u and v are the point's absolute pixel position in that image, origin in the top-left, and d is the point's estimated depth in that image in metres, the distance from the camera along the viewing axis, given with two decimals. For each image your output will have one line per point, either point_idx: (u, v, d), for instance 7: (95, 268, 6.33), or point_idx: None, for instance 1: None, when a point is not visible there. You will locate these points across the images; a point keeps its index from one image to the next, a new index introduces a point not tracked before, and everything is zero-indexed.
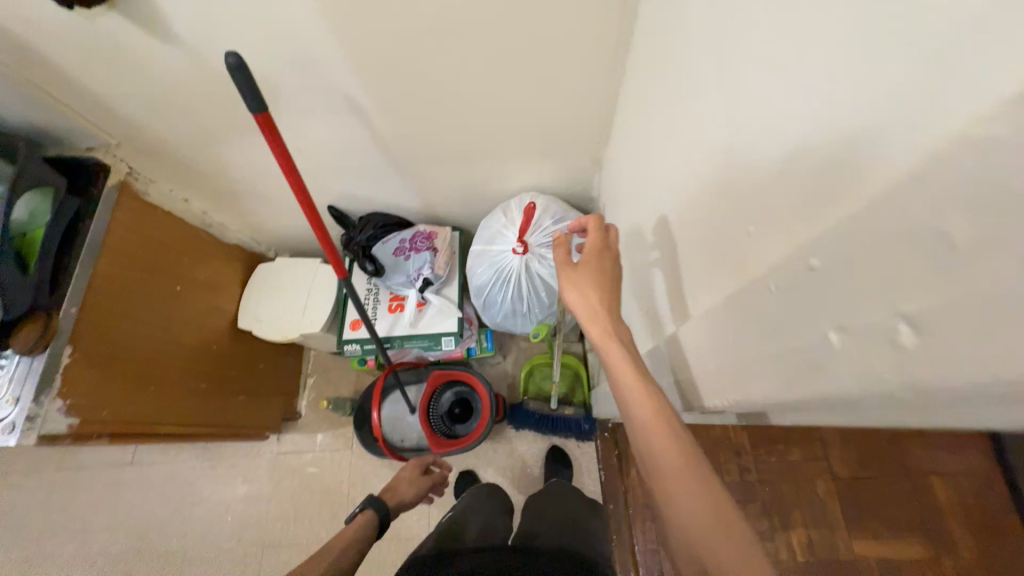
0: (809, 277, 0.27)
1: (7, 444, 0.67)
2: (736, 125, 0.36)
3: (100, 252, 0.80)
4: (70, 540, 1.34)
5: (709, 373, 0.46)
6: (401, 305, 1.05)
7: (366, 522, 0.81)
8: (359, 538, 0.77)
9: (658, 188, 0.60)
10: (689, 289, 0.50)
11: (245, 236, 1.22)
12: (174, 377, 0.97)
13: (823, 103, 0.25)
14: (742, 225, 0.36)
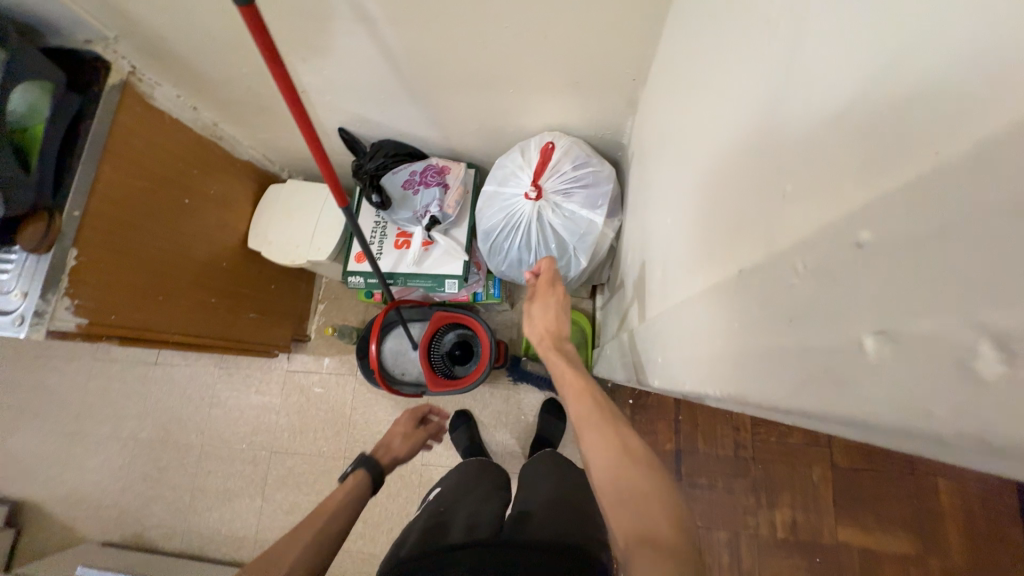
0: (853, 257, 0.22)
1: (18, 336, 0.70)
2: (798, 56, 0.29)
3: (103, 155, 0.78)
4: (107, 421, 1.49)
5: (701, 355, 0.41)
6: (407, 242, 1.01)
7: (362, 483, 0.86)
8: (354, 500, 0.81)
9: (690, 138, 0.52)
10: (701, 255, 0.44)
11: (258, 153, 1.18)
12: (185, 289, 0.99)
13: (933, 29, 0.18)
14: (778, 184, 0.30)
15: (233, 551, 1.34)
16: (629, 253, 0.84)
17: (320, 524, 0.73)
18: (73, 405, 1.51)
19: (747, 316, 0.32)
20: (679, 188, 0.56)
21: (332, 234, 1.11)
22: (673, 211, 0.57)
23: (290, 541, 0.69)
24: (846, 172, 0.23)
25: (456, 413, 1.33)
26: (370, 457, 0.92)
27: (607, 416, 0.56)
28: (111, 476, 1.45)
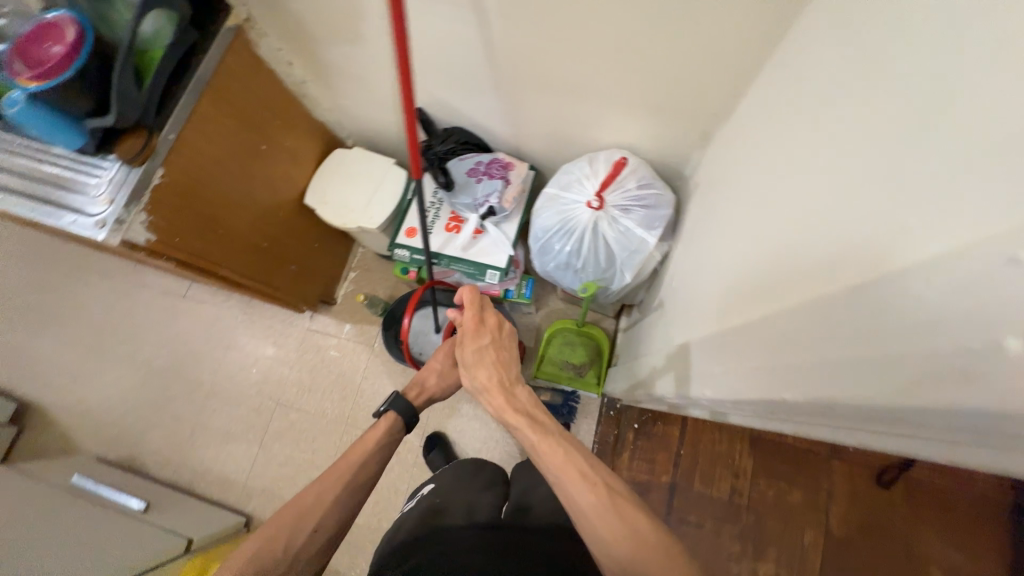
0: (1010, 272, 0.24)
1: (96, 237, 0.75)
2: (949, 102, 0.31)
3: (205, 88, 0.83)
4: (128, 342, 1.53)
5: (788, 367, 0.43)
6: (458, 227, 1.04)
7: (390, 428, 0.92)
8: (380, 452, 0.91)
9: (782, 171, 0.55)
10: (788, 279, 0.46)
11: (334, 119, 1.22)
12: (240, 229, 1.03)
13: None
14: (906, 217, 0.32)
15: (220, 492, 1.36)
16: (677, 277, 0.85)
17: (349, 473, 0.85)
18: (99, 320, 1.56)
19: (856, 328, 0.35)
20: (769, 207, 0.56)
21: (385, 206, 1.15)
22: (752, 228, 0.57)
23: (321, 492, 0.81)
24: (997, 203, 0.25)
25: (429, 436, 1.34)
26: (403, 398, 0.96)
27: (579, 469, 0.71)
28: (120, 395, 1.49)
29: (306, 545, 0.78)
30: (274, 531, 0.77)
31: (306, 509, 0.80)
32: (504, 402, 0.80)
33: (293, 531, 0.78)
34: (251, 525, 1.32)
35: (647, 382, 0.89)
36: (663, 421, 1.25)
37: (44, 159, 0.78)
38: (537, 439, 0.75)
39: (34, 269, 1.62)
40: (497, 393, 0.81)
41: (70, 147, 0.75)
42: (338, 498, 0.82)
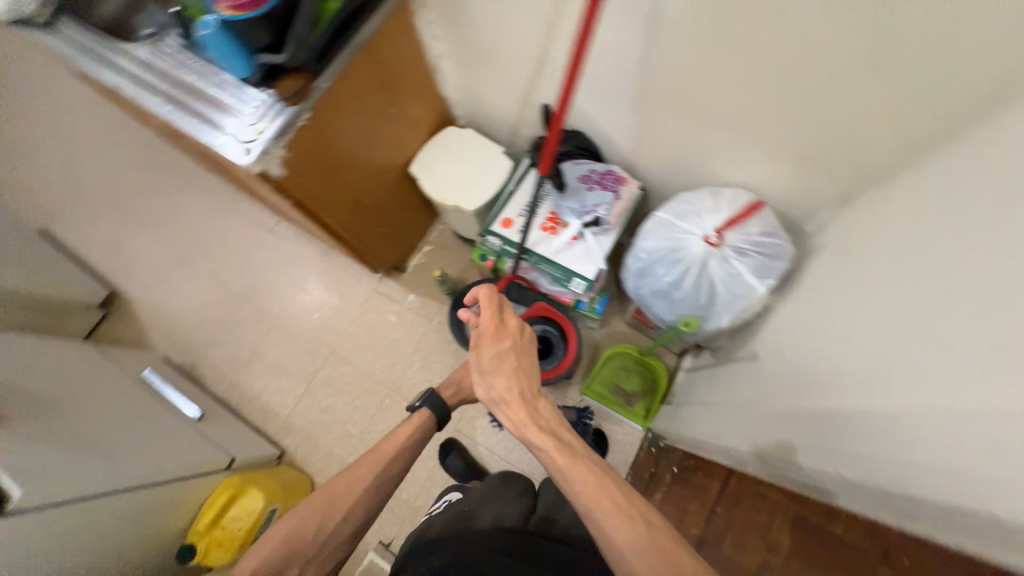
0: None
1: (241, 162, 0.80)
2: None
3: (362, 45, 0.87)
4: (212, 260, 1.64)
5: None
6: (556, 228, 1.03)
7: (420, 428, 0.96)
8: (408, 451, 0.95)
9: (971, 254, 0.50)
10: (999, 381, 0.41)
11: (456, 98, 1.24)
12: (351, 182, 1.06)
13: None
14: None
15: (262, 420, 1.43)
16: (790, 337, 0.81)
17: (376, 472, 0.90)
18: (195, 234, 1.68)
19: None
20: (955, 293, 0.50)
21: (485, 192, 1.16)
22: (939, 317, 0.51)
23: (350, 486, 0.88)
24: None
25: (444, 443, 1.34)
26: (435, 396, 1.00)
27: (608, 493, 0.69)
28: (196, 306, 1.60)
29: (332, 536, 0.86)
30: (303, 520, 0.85)
31: (336, 501, 0.88)
32: (526, 420, 0.76)
33: (323, 519, 0.86)
34: (283, 459, 1.39)
35: (743, 444, 0.84)
36: (704, 469, 1.16)
37: (211, 82, 0.85)
38: (562, 462, 0.72)
39: (152, 174, 1.77)
40: (518, 405, 0.77)
41: (240, 76, 0.81)
42: (367, 493, 0.89)
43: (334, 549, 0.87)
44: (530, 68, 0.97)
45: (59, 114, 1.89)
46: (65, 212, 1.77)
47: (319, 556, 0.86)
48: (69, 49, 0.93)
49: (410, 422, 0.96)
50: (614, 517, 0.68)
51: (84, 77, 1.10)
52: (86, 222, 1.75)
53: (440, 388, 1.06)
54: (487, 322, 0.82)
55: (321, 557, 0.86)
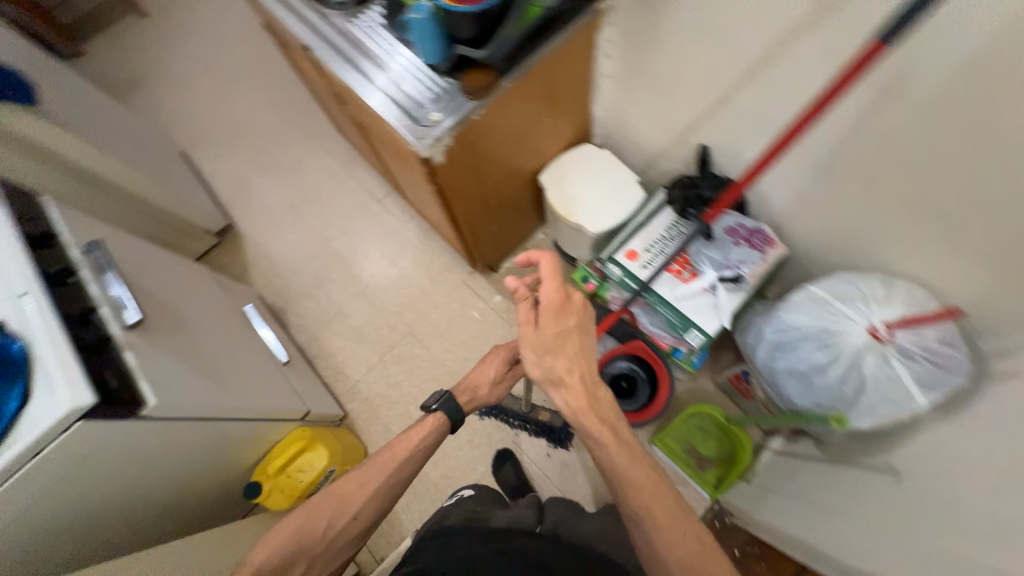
0: None
1: (412, 146, 0.82)
2: None
3: (549, 54, 0.86)
4: (320, 216, 1.73)
5: None
6: (686, 274, 0.98)
7: (433, 431, 1.03)
8: (414, 459, 1.01)
9: None
10: None
11: (602, 118, 1.22)
12: (487, 179, 1.05)
13: None
14: None
15: (331, 379, 1.48)
16: (941, 463, 0.73)
17: (387, 473, 0.97)
18: (311, 188, 1.78)
19: None
20: None
21: (611, 217, 1.12)
22: None
23: (357, 490, 0.95)
24: None
25: (499, 451, 1.33)
26: (449, 398, 1.05)
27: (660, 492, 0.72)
28: (296, 255, 1.68)
29: (340, 533, 0.92)
30: (312, 519, 0.92)
31: (347, 500, 0.95)
32: (583, 408, 0.74)
33: (331, 519, 0.93)
34: (343, 422, 1.42)
35: (848, 556, 0.77)
36: (769, 564, 1.10)
37: (402, 63, 0.88)
38: (619, 459, 0.72)
39: (286, 125, 1.90)
40: (578, 389, 0.74)
41: (429, 63, 0.83)
42: (378, 493, 0.96)
43: (344, 545, 0.94)
44: (702, 108, 0.94)
45: (223, 53, 2.08)
46: (204, 142, 1.92)
47: (328, 550, 0.92)
48: (285, 8, 1.02)
49: (424, 424, 1.03)
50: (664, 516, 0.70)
51: (275, 30, 1.19)
52: (220, 154, 1.90)
53: (457, 391, 1.09)
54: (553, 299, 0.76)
55: (328, 555, 0.92)
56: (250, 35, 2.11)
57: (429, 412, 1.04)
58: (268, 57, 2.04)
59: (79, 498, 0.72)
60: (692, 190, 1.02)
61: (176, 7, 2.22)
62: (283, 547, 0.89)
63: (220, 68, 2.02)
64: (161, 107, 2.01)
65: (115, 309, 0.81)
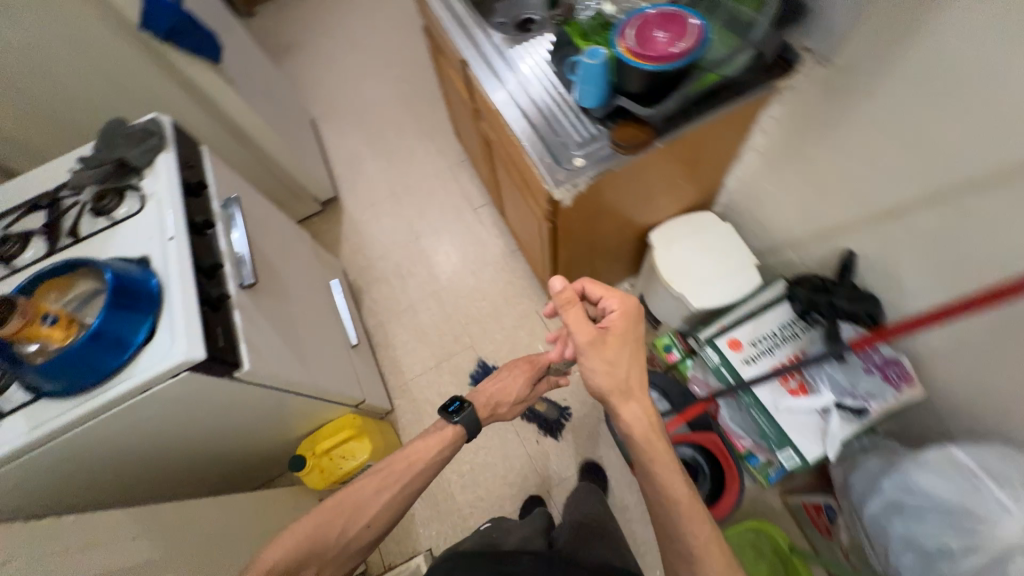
0: None
1: (546, 185, 0.79)
2: None
3: (712, 123, 0.81)
4: (417, 210, 1.79)
5: None
6: (794, 386, 0.89)
7: (451, 445, 1.02)
8: (423, 476, 0.99)
9: None
10: None
11: (731, 188, 1.15)
12: (601, 226, 1.01)
13: None
14: None
15: (388, 370, 1.50)
16: None
17: (401, 485, 0.96)
18: (415, 181, 1.84)
19: None
20: None
21: (716, 296, 1.05)
22: None
23: (368, 501, 0.93)
24: None
25: (529, 497, 1.28)
26: (472, 412, 1.05)
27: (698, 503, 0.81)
28: (385, 241, 1.74)
29: (350, 543, 0.90)
30: (326, 523, 0.88)
31: (360, 508, 0.92)
32: (644, 417, 0.85)
33: (346, 525, 0.90)
34: (387, 416, 1.44)
35: None
36: None
37: (556, 100, 0.87)
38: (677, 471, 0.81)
39: (407, 117, 1.99)
40: (638, 395, 0.85)
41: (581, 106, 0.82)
42: (393, 500, 0.95)
43: (352, 553, 0.90)
44: (864, 212, 0.84)
45: (371, 40, 2.23)
46: (332, 116, 2.06)
47: (338, 557, 0.88)
48: (455, 22, 1.04)
49: (437, 435, 1.04)
50: (701, 524, 0.79)
51: (435, 38, 1.24)
52: (345, 130, 2.03)
53: (477, 404, 1.10)
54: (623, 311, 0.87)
55: (337, 563, 0.88)
56: (395, 29, 2.25)
57: (448, 423, 1.04)
58: (406, 52, 2.16)
59: (139, 437, 0.76)
60: (823, 295, 0.91)
61: None
62: (294, 549, 0.84)
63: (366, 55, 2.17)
64: (307, 78, 2.19)
65: (235, 266, 0.88)
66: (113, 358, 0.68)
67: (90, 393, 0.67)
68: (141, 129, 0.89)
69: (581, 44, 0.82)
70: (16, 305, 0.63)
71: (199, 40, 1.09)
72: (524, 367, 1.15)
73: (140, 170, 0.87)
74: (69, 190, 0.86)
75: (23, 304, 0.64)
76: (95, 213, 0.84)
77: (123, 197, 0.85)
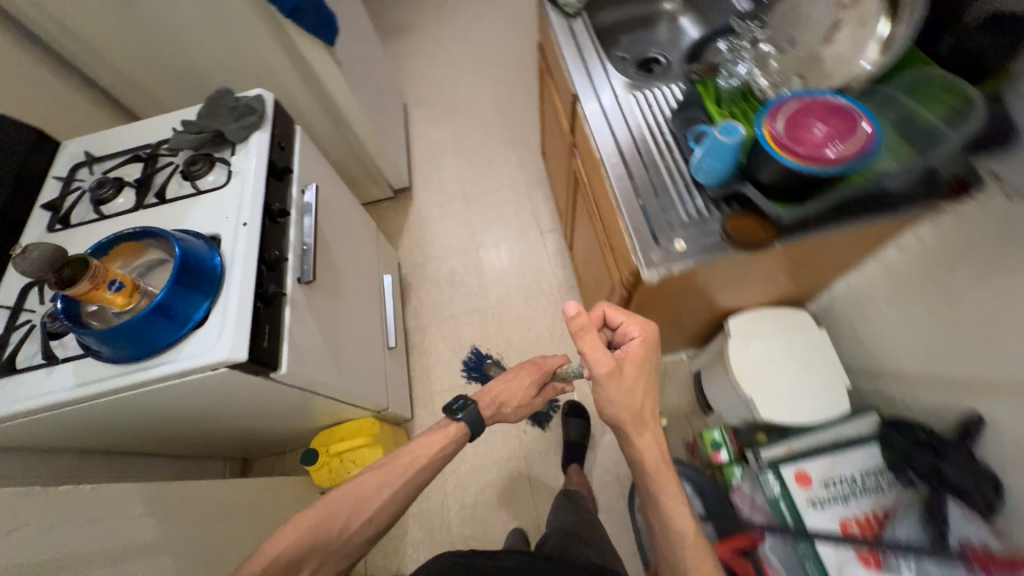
0: None
1: (636, 262, 0.70)
2: None
3: (851, 233, 0.68)
4: (483, 220, 1.74)
5: None
6: (868, 554, 0.77)
7: (456, 445, 0.98)
8: (424, 472, 0.95)
9: None
10: None
11: (837, 291, 1.00)
12: (679, 303, 0.91)
13: None
14: None
15: (416, 376, 1.48)
16: None
17: (404, 480, 0.91)
18: (489, 189, 1.80)
19: None
20: None
21: (789, 413, 0.93)
22: None
23: (372, 492, 0.89)
24: None
25: None
26: (475, 410, 1.01)
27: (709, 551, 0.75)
28: (445, 243, 1.71)
29: (351, 536, 0.85)
30: (329, 516, 0.84)
31: (364, 501, 0.88)
32: (657, 447, 0.80)
33: (348, 519, 0.86)
34: (404, 423, 1.41)
35: None
36: None
37: (670, 166, 0.78)
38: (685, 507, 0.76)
39: (496, 122, 1.95)
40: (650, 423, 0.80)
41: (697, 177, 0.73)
42: (395, 497, 0.90)
43: (353, 548, 0.87)
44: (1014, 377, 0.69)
45: (480, 40, 2.22)
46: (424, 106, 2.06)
47: (338, 551, 0.84)
48: (575, 53, 0.96)
49: (442, 432, 0.99)
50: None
51: (549, 60, 1.17)
52: (433, 123, 2.02)
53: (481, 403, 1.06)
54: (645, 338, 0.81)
55: (338, 556, 0.85)
56: (507, 32, 2.22)
57: (452, 420, 1.01)
58: (511, 58, 2.13)
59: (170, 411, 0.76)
60: (927, 454, 0.76)
61: None
62: (296, 541, 0.80)
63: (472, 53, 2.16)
64: (410, 64, 2.21)
65: (299, 258, 0.87)
66: (162, 337, 0.67)
67: (133, 368, 0.67)
68: (243, 103, 0.89)
69: (713, 113, 0.73)
70: (89, 265, 0.63)
71: (320, 22, 1.09)
72: (529, 371, 1.10)
73: (234, 144, 0.88)
74: (165, 148, 0.88)
75: (97, 265, 0.64)
76: (184, 177, 0.86)
77: (212, 166, 0.87)
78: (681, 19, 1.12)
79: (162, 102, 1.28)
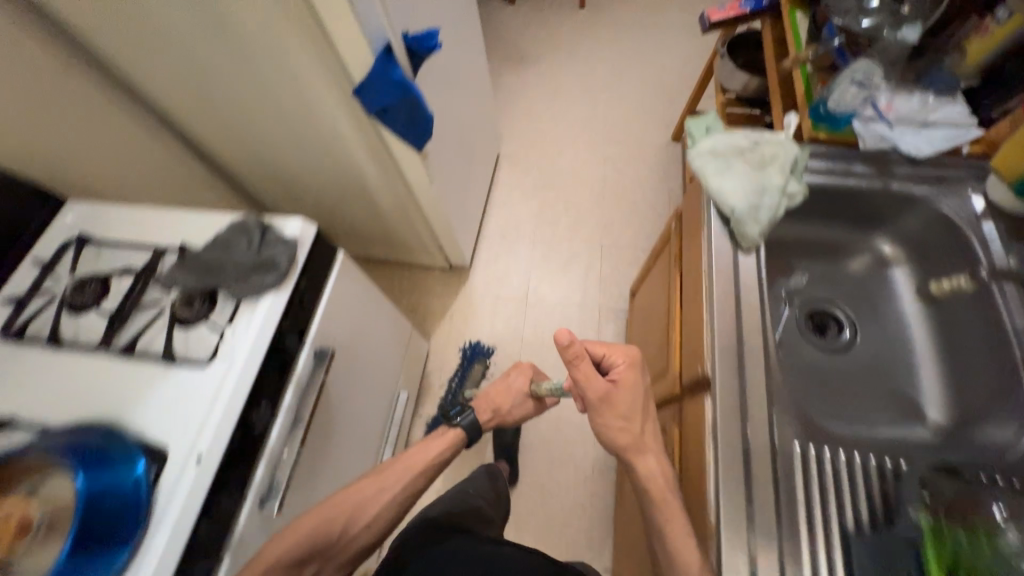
0: None
1: None
2: None
3: None
4: (533, 333, 1.49)
5: None
6: None
7: (451, 449, 0.85)
8: (428, 470, 0.82)
9: None
10: None
11: None
12: None
13: None
14: None
15: None
16: None
17: (403, 484, 0.77)
18: (554, 297, 1.53)
19: None
20: None
21: None
22: None
23: (372, 494, 0.74)
24: None
25: None
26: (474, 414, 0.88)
27: None
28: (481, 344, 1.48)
29: (353, 541, 0.71)
30: (321, 522, 0.68)
31: (363, 503, 0.73)
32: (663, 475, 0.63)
33: (348, 521, 0.71)
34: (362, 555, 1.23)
35: None
36: None
37: None
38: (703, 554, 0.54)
39: (588, 214, 1.67)
40: (645, 445, 0.65)
41: None
42: (396, 499, 0.76)
43: (354, 556, 0.72)
44: None
45: (605, 105, 1.91)
46: (516, 166, 1.79)
47: (335, 558, 0.70)
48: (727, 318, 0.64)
49: (440, 440, 0.85)
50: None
51: (682, 247, 0.86)
52: (518, 186, 1.75)
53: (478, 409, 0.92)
54: (628, 359, 0.67)
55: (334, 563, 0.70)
56: (637, 105, 1.90)
57: (450, 423, 0.88)
58: (631, 140, 1.82)
59: None
60: None
61: (603, 29, 2.13)
62: (293, 552, 0.63)
63: (589, 120, 1.87)
64: (519, 105, 1.94)
65: (268, 475, 0.66)
66: None
67: None
68: (268, 239, 0.68)
69: None
70: None
71: (411, 126, 0.85)
72: (531, 373, 0.95)
73: (238, 306, 0.65)
74: (159, 276, 0.68)
75: None
76: (171, 321, 0.66)
77: (207, 317, 0.66)
78: (893, 269, 0.77)
79: (219, 138, 1.09)
